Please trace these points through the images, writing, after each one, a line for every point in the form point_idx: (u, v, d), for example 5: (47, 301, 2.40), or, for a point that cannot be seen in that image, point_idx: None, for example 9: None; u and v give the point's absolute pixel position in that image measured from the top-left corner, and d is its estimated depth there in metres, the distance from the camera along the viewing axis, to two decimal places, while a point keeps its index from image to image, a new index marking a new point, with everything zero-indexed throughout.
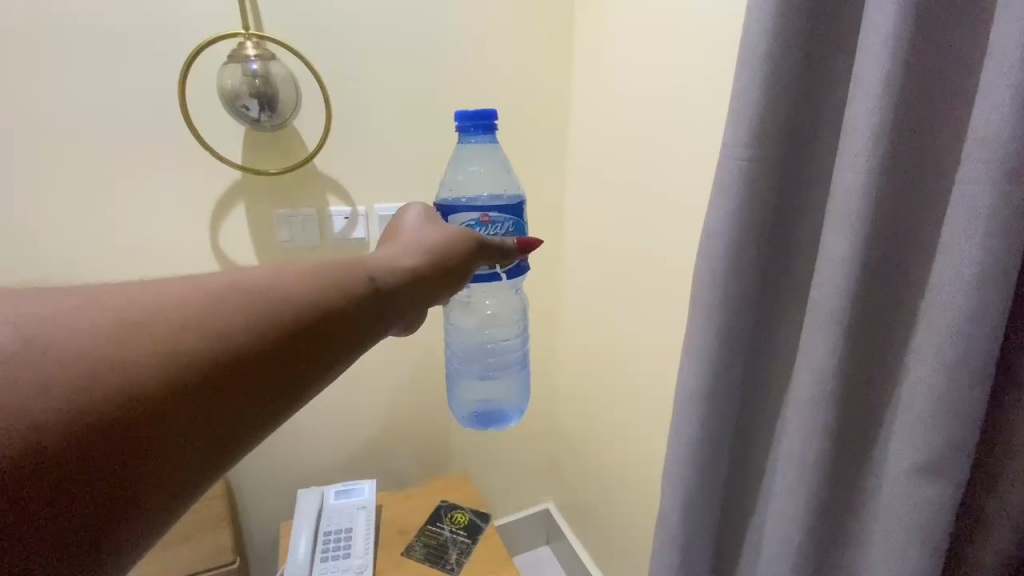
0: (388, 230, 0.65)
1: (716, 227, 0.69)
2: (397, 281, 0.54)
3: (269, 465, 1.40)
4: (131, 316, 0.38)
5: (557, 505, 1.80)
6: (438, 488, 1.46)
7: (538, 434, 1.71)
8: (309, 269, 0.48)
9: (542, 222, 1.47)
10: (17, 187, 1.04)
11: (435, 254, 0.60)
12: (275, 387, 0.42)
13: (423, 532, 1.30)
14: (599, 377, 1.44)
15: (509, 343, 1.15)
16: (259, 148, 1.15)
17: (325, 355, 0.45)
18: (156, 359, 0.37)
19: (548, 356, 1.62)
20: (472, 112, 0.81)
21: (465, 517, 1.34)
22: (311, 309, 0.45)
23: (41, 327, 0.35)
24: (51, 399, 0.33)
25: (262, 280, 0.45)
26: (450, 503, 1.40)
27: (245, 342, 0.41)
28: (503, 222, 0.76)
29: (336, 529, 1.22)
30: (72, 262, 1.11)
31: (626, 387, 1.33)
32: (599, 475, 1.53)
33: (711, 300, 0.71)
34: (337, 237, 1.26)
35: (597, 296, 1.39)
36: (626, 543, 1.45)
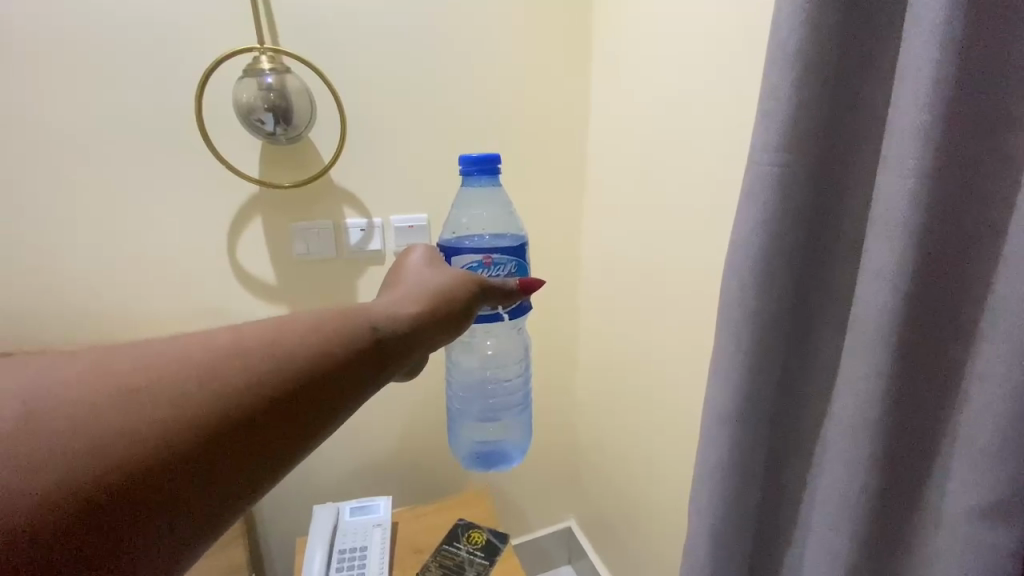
0: (389, 275, 0.63)
1: (744, 260, 0.64)
2: (401, 325, 0.51)
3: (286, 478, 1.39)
4: (136, 380, 0.36)
5: (579, 523, 1.74)
6: (456, 506, 1.42)
7: (557, 449, 1.66)
8: (314, 316, 0.46)
9: (560, 228, 1.43)
10: (48, 204, 1.07)
11: (439, 297, 0.58)
12: (276, 437, 0.39)
13: (439, 552, 1.24)
14: (621, 391, 1.38)
15: (510, 383, 1.12)
16: (276, 161, 1.15)
17: (326, 409, 0.42)
18: (157, 425, 0.35)
19: (567, 368, 1.57)
20: (475, 157, 0.78)
21: (482, 536, 1.28)
22: (312, 359, 0.43)
23: (44, 397, 0.34)
24: (48, 477, 0.31)
25: (266, 328, 0.43)
26: (467, 521, 1.34)
27: (242, 399, 0.38)
28: (506, 263, 0.73)
29: (350, 547, 1.19)
30: (95, 275, 1.13)
31: (650, 401, 1.26)
32: (623, 494, 1.46)
33: (743, 337, 0.66)
34: (353, 248, 1.25)
35: (618, 306, 1.33)
36: (653, 567, 1.37)
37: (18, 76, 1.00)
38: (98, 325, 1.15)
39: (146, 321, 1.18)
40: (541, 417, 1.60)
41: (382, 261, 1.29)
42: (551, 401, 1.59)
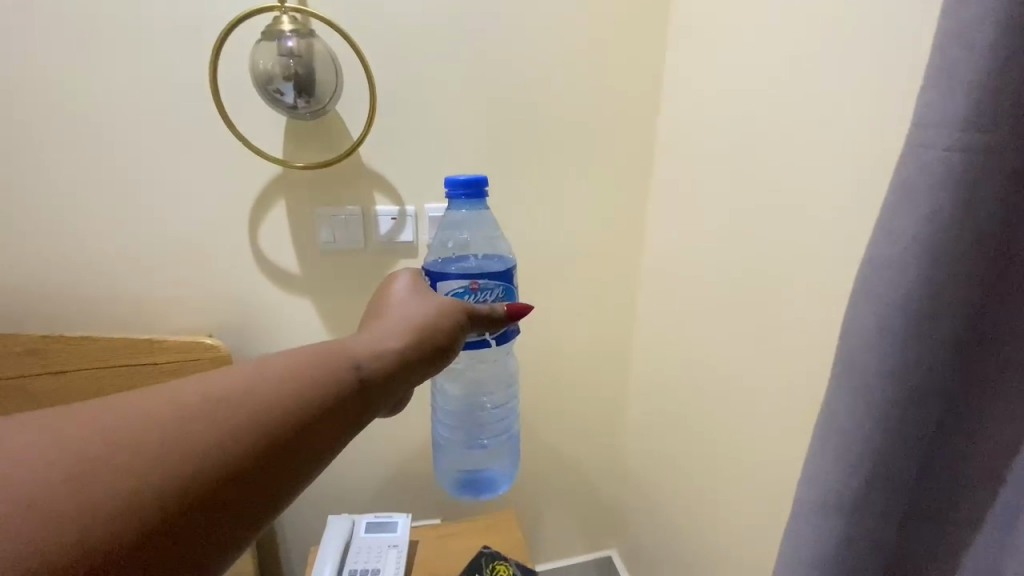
0: (369, 310, 0.62)
1: (871, 311, 0.45)
2: (388, 364, 0.51)
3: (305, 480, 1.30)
4: (121, 430, 0.36)
5: (622, 554, 1.55)
6: (483, 531, 1.28)
7: (601, 470, 1.47)
8: (298, 355, 0.46)
9: (619, 226, 1.23)
10: (74, 176, 1.02)
11: (429, 329, 0.57)
12: (269, 477, 0.39)
13: None
14: (683, 416, 1.17)
15: (499, 407, 1.11)
16: (302, 139, 1.04)
17: (312, 452, 0.42)
18: (147, 472, 0.35)
19: (617, 381, 1.38)
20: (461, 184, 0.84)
21: (507, 572, 1.12)
22: (296, 397, 0.43)
23: (26, 458, 0.33)
24: (43, 536, 0.31)
25: (248, 372, 0.43)
26: (493, 548, 1.18)
27: (223, 449, 0.38)
28: (493, 288, 0.87)
29: (363, 568, 1.07)
30: (116, 256, 1.07)
31: (720, 435, 1.05)
32: (676, 535, 1.25)
33: (877, 392, 0.45)
34: (384, 240, 1.13)
35: (686, 317, 1.13)
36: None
37: (45, 45, 0.95)
38: (119, 305, 1.10)
39: (168, 304, 1.11)
40: (585, 434, 1.42)
41: (414, 254, 1.16)
42: (597, 416, 1.41)
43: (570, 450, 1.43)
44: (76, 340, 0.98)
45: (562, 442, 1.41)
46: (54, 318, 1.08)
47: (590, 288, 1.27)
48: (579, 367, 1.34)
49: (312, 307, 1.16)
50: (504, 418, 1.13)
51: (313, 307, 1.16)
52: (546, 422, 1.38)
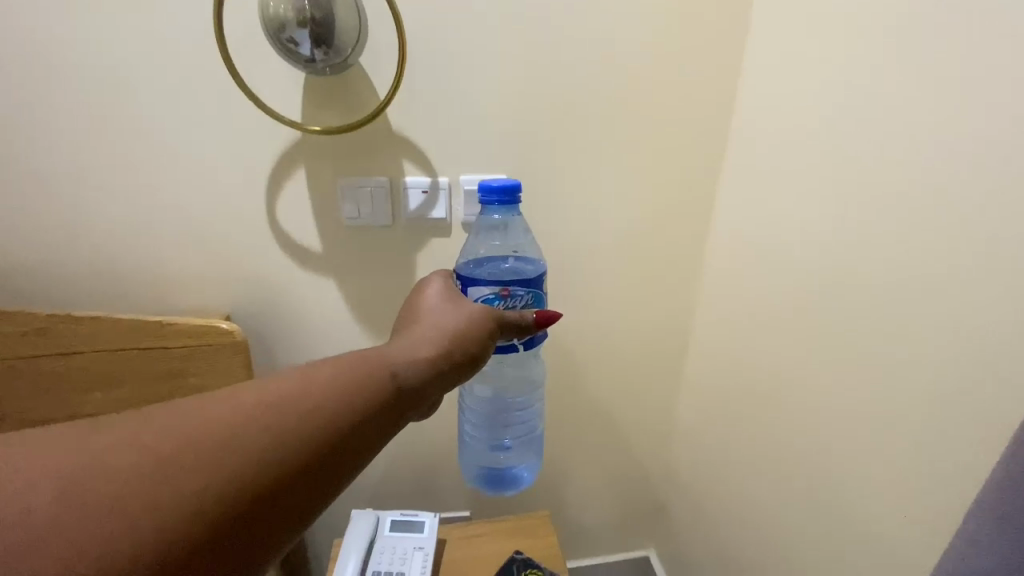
0: (402, 317, 0.63)
1: None
2: (422, 369, 0.53)
3: None
4: (182, 434, 0.39)
5: (660, 557, 1.43)
6: (516, 535, 1.15)
7: (643, 468, 1.35)
8: (340, 364, 0.48)
9: (681, 205, 1.07)
10: (77, 127, 0.92)
11: (458, 337, 0.58)
12: (315, 479, 0.42)
13: None
14: (745, 422, 1.01)
15: (525, 401, 1.03)
16: (323, 100, 0.91)
17: (347, 455, 0.44)
18: (208, 473, 0.38)
19: (666, 377, 1.24)
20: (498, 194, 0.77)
21: None
22: (338, 405, 0.45)
23: (98, 459, 0.36)
24: (119, 530, 0.34)
25: (295, 379, 0.45)
26: (526, 556, 1.08)
27: (266, 453, 0.40)
28: (522, 296, 0.83)
29: (387, 571, 1.00)
30: (124, 226, 0.98)
31: (794, 449, 0.89)
32: (729, 551, 1.11)
33: None
34: (413, 215, 1.00)
35: (757, 310, 0.96)
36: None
37: None
38: (131, 269, 1.01)
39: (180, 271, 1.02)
40: (629, 429, 1.29)
41: (446, 232, 1.03)
42: (643, 411, 1.27)
43: (611, 445, 1.30)
44: (90, 317, 0.88)
45: (603, 437, 1.29)
46: (62, 292, 1.01)
47: (643, 271, 1.12)
48: (626, 357, 1.20)
49: (332, 282, 1.05)
50: (529, 410, 1.05)
51: (334, 287, 1.05)
52: (586, 414, 1.25)
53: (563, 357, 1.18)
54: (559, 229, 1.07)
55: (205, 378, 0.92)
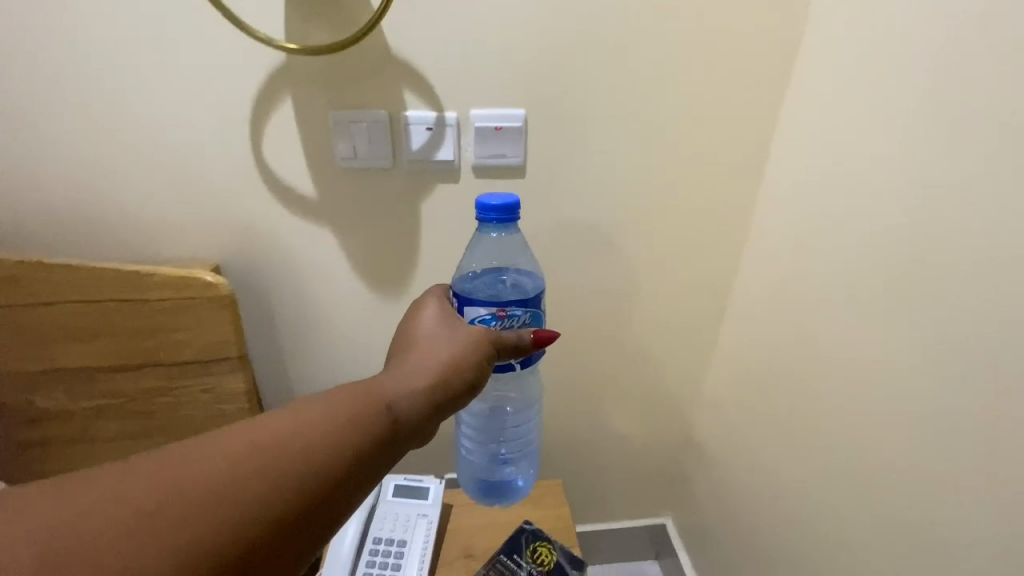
0: (402, 340, 0.65)
1: None
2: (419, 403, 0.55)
3: None
4: (193, 478, 0.42)
5: (679, 526, 1.36)
6: (525, 504, 1.07)
7: (665, 436, 1.26)
8: (340, 403, 0.50)
9: (727, 150, 0.93)
10: (25, 43, 0.79)
11: (458, 364, 0.60)
12: (317, 516, 0.45)
13: (491, 565, 0.92)
14: (790, 396, 0.90)
15: (520, 415, 1.02)
16: (308, 14, 0.77)
17: (347, 490, 0.47)
18: (217, 519, 0.41)
19: (696, 344, 1.12)
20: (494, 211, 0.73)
21: (550, 557, 0.93)
22: (338, 446, 0.47)
23: (118, 504, 0.39)
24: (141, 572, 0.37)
25: (297, 422, 0.47)
26: (535, 526, 0.99)
27: (271, 490, 0.43)
28: (520, 315, 0.76)
29: (388, 538, 0.95)
30: (88, 164, 0.86)
31: (850, 433, 0.77)
32: (758, 530, 1.02)
33: None
34: (415, 157, 0.87)
35: (817, 271, 0.82)
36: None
37: None
38: (100, 210, 0.90)
39: (157, 207, 0.90)
40: (653, 396, 1.19)
41: (454, 177, 0.90)
42: (670, 376, 1.17)
43: (632, 411, 1.21)
44: (57, 265, 0.80)
45: (625, 402, 1.19)
46: (24, 236, 0.91)
47: (679, 223, 0.99)
48: (653, 319, 1.09)
49: (329, 227, 0.93)
50: (527, 424, 1.05)
51: (330, 235, 0.94)
52: (607, 378, 1.15)
53: (585, 317, 1.07)
54: (585, 175, 0.93)
55: (190, 334, 0.85)
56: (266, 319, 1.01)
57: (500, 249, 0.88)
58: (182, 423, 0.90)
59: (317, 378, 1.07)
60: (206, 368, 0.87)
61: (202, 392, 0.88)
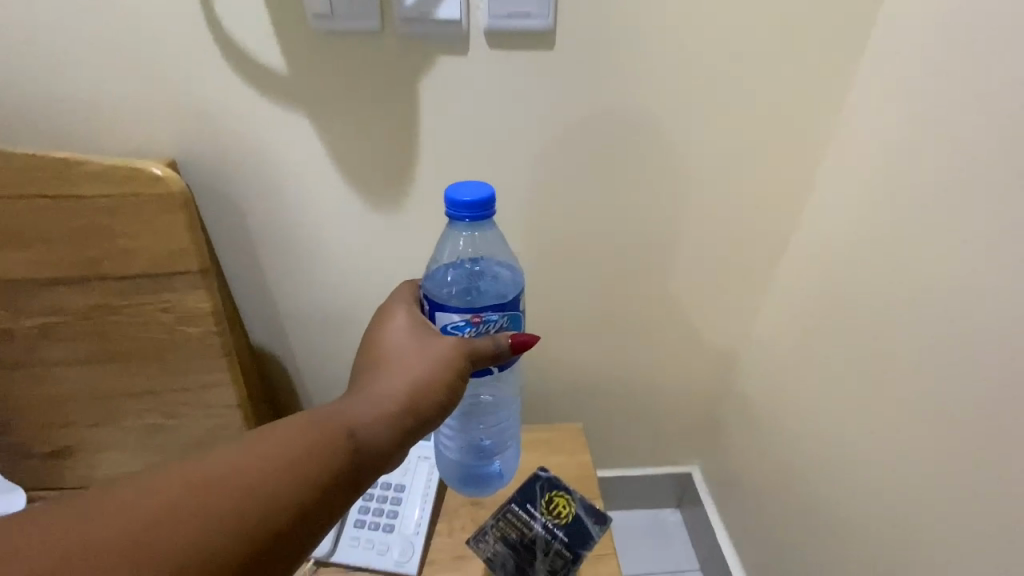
0: (373, 353, 0.62)
1: None
2: (387, 427, 0.53)
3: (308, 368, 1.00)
4: (149, 509, 0.40)
5: (707, 475, 1.24)
6: (540, 450, 0.92)
7: (702, 379, 1.10)
8: (306, 427, 0.49)
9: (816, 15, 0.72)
10: None
11: (429, 385, 0.58)
12: (280, 548, 0.44)
13: (501, 515, 0.80)
14: (879, 335, 0.72)
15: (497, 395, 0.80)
16: None
17: (305, 524, 0.46)
18: (175, 551, 0.39)
19: (749, 272, 0.95)
20: (471, 204, 0.66)
21: (569, 508, 0.81)
22: (304, 472, 0.46)
23: (68, 539, 0.37)
24: None
25: (261, 448, 0.46)
26: (551, 474, 0.87)
27: (222, 524, 0.42)
28: (497, 318, 0.68)
29: (384, 482, 0.83)
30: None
31: (976, 381, 0.59)
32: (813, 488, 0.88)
33: None
34: (411, 15, 0.67)
35: (944, 167, 0.62)
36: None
37: None
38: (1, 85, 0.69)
39: (94, 75, 0.70)
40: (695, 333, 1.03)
41: (461, 48, 0.71)
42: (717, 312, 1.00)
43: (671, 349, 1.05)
44: None
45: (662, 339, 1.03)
46: None
47: (754, 112, 0.79)
48: (711, 237, 0.90)
49: (306, 110, 0.74)
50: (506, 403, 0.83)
51: (308, 124, 0.76)
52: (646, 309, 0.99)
53: (624, 234, 0.89)
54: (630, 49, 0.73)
55: (140, 242, 0.69)
56: (237, 227, 0.83)
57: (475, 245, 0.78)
58: (142, 346, 0.76)
59: (307, 302, 0.92)
60: (163, 282, 0.72)
61: (161, 313, 0.74)
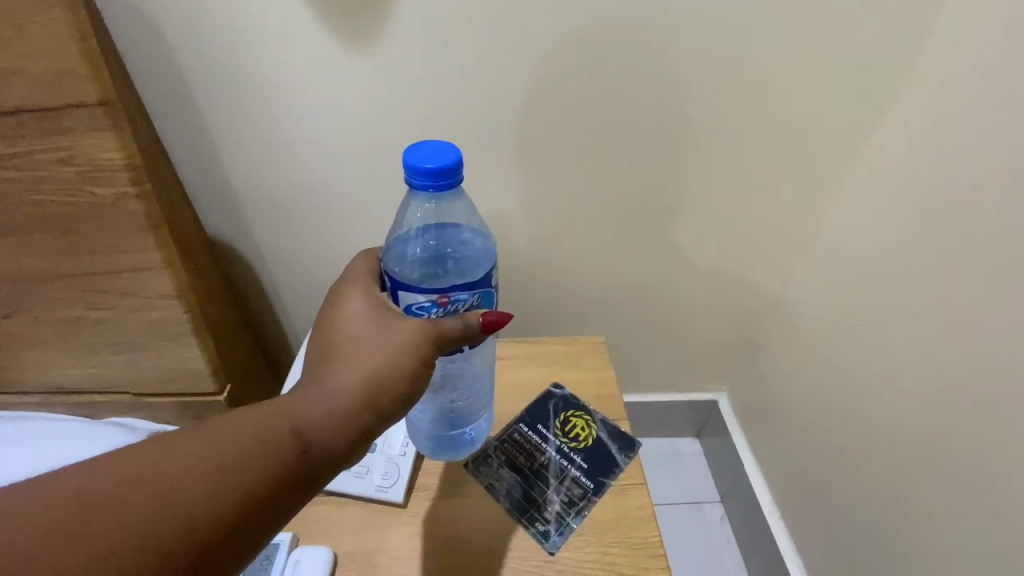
0: (323, 331, 0.48)
1: None
2: (338, 430, 0.42)
3: (272, 260, 0.82)
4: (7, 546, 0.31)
5: (736, 403, 1.09)
6: (553, 364, 0.75)
7: (746, 289, 0.93)
8: (228, 438, 0.38)
9: None
10: None
11: (391, 376, 0.44)
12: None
13: (506, 436, 0.66)
14: None
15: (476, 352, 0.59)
16: None
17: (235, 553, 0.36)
18: None
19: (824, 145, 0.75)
20: (431, 166, 0.48)
21: (588, 432, 0.67)
22: (221, 497, 0.36)
23: None
24: None
25: (166, 466, 0.36)
26: (567, 392, 0.72)
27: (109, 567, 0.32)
28: (470, 295, 0.51)
29: None
30: None
31: None
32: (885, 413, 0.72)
33: None
34: None
35: None
36: (908, 564, 0.70)
37: None
38: None
39: None
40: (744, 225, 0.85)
41: None
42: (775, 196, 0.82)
43: (713, 245, 0.87)
44: None
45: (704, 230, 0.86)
46: None
47: None
48: (784, 89, 0.71)
49: None
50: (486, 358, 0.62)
51: None
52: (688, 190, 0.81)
53: (675, 80, 0.69)
54: None
55: (11, 55, 0.50)
56: (165, 51, 0.62)
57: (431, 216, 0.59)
58: (35, 213, 0.58)
59: (268, 170, 0.73)
60: (52, 118, 0.53)
61: (58, 166, 0.55)
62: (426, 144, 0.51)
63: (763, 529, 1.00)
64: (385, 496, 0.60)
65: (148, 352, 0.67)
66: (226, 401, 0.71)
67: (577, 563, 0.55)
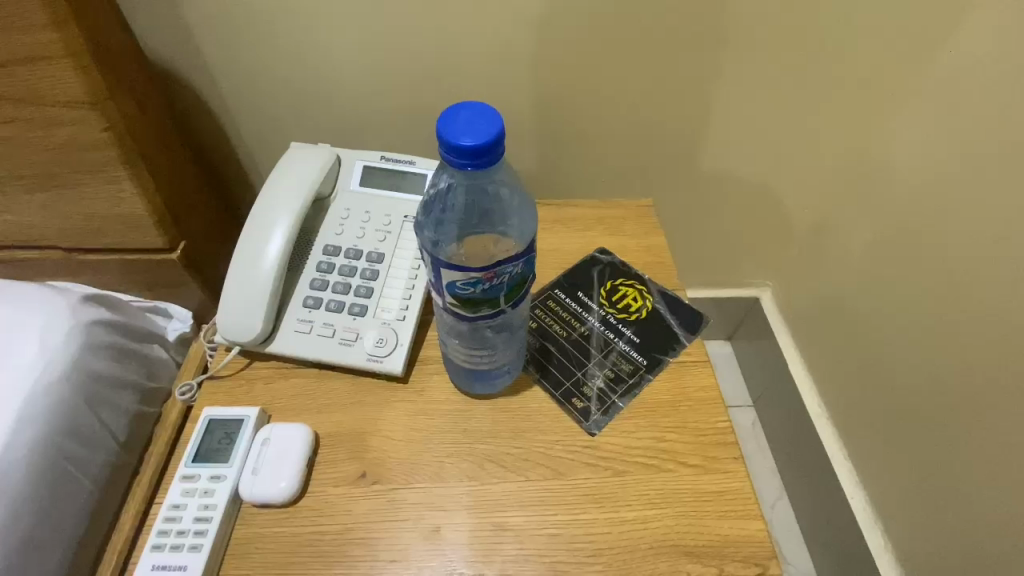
0: None
1: None
2: None
3: (229, 86, 0.64)
4: None
5: (786, 298, 0.94)
6: (588, 225, 0.59)
7: (819, 150, 0.74)
8: None
9: None
10: None
11: None
12: None
13: (537, 302, 0.52)
14: None
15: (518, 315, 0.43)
16: None
17: None
18: None
19: None
20: (469, 138, 0.33)
21: (641, 303, 0.52)
22: None
23: None
24: None
25: None
26: (611, 257, 0.56)
27: None
28: (515, 266, 0.37)
29: (349, 248, 0.51)
30: None
31: None
32: (1000, 290, 0.58)
33: None
34: None
35: None
36: (1005, 463, 0.58)
37: None
38: None
39: None
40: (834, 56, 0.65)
41: None
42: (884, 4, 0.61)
43: (788, 83, 0.67)
44: None
45: (780, 61, 0.65)
46: None
47: None
48: None
49: None
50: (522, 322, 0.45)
51: None
52: None
53: None
54: None
55: None
56: None
57: (481, 183, 0.40)
58: None
59: None
60: None
61: None
62: (463, 106, 0.35)
63: (805, 431, 0.90)
64: (380, 367, 0.47)
65: (68, 187, 0.51)
66: (180, 260, 0.58)
67: (625, 449, 0.43)
